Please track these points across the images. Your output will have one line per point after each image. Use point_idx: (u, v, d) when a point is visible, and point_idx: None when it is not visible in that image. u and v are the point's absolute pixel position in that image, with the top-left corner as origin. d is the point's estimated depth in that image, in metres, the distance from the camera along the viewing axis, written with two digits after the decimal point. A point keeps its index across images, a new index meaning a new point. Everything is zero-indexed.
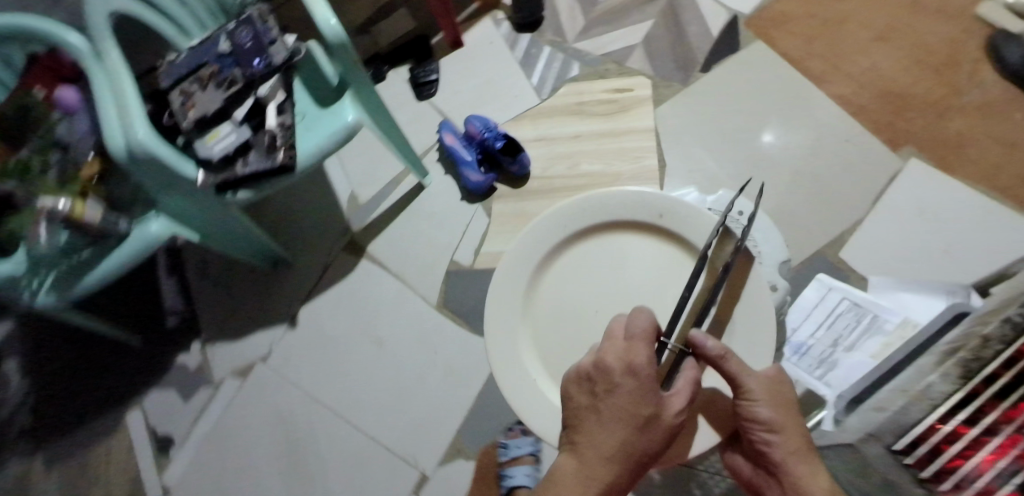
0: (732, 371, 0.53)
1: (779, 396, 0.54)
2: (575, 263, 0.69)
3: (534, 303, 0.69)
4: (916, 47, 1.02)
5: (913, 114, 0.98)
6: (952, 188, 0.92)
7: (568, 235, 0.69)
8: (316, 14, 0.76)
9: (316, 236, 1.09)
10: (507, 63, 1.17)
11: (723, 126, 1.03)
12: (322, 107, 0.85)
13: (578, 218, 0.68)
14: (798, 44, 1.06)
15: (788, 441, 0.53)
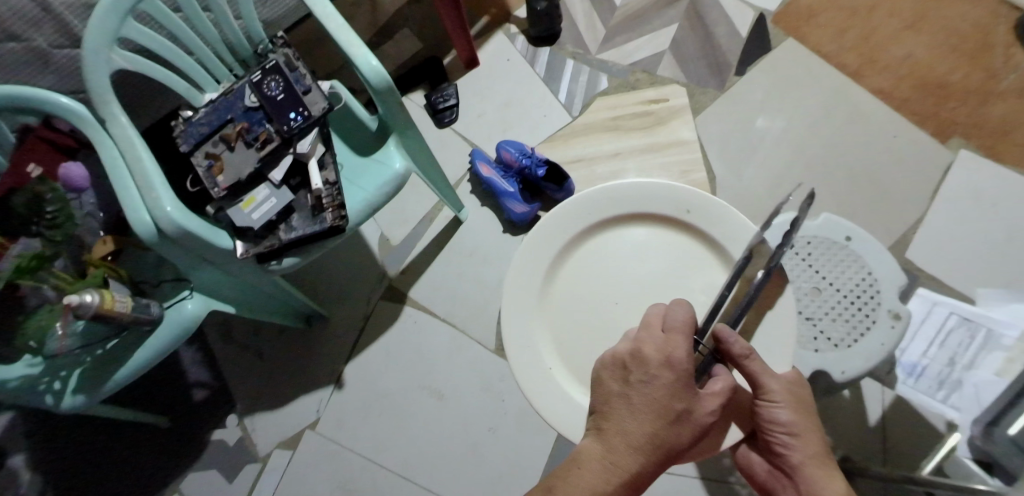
0: (754, 370, 0.52)
1: (796, 398, 0.53)
2: (593, 256, 0.65)
3: (552, 298, 0.65)
4: (948, 31, 1.01)
5: (955, 103, 0.97)
6: (1005, 177, 0.92)
7: (586, 228, 0.65)
8: (355, 55, 0.65)
9: (350, 286, 1.02)
10: (529, 80, 1.10)
11: (766, 129, 1.01)
12: (363, 156, 0.79)
13: (605, 209, 0.65)
14: (828, 38, 1.04)
15: (807, 447, 0.52)
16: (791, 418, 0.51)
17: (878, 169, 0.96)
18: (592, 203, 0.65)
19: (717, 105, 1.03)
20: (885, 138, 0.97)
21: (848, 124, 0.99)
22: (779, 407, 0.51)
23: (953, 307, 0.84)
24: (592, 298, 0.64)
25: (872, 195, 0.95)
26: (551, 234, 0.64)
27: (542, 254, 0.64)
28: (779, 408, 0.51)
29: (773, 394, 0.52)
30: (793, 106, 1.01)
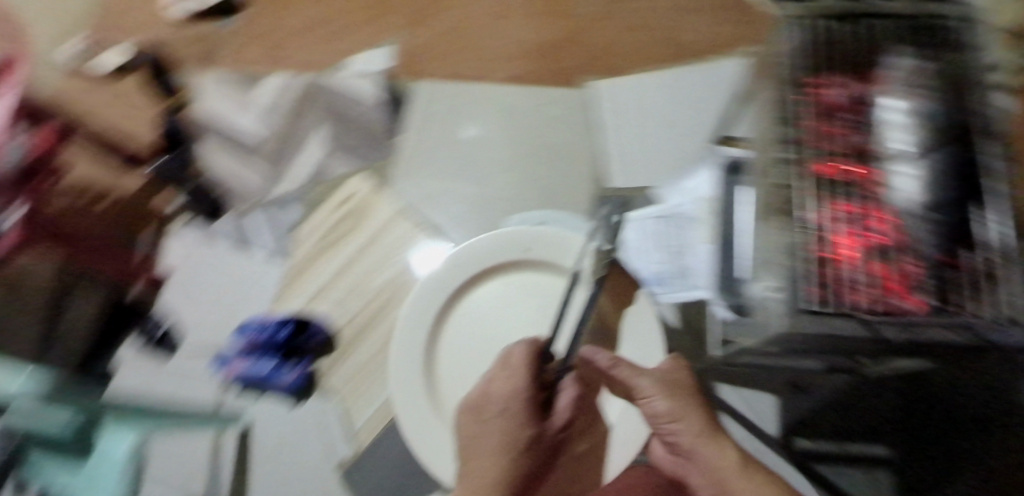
0: (621, 374, 0.76)
1: (681, 389, 0.76)
2: (472, 303, 0.93)
3: (437, 358, 0.91)
4: (584, 13, 1.22)
5: (622, 59, 1.18)
6: (675, 90, 1.13)
7: (472, 273, 0.92)
8: (32, 424, 0.70)
9: (193, 485, 1.05)
10: (224, 259, 1.19)
11: (504, 156, 1.17)
12: (72, 473, 0.71)
13: (488, 255, 0.92)
14: (533, 59, 1.21)
15: (690, 429, 0.74)
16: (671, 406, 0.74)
17: (609, 151, 1.12)
18: (471, 255, 0.91)
19: (456, 155, 1.19)
20: (582, 126, 1.15)
21: (575, 123, 1.16)
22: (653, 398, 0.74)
23: (650, 214, 1.01)
24: (473, 339, 0.92)
25: (621, 170, 1.10)
26: (456, 275, 0.92)
27: (424, 310, 0.90)
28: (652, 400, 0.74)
29: (660, 377, 0.76)
30: (518, 126, 1.18)
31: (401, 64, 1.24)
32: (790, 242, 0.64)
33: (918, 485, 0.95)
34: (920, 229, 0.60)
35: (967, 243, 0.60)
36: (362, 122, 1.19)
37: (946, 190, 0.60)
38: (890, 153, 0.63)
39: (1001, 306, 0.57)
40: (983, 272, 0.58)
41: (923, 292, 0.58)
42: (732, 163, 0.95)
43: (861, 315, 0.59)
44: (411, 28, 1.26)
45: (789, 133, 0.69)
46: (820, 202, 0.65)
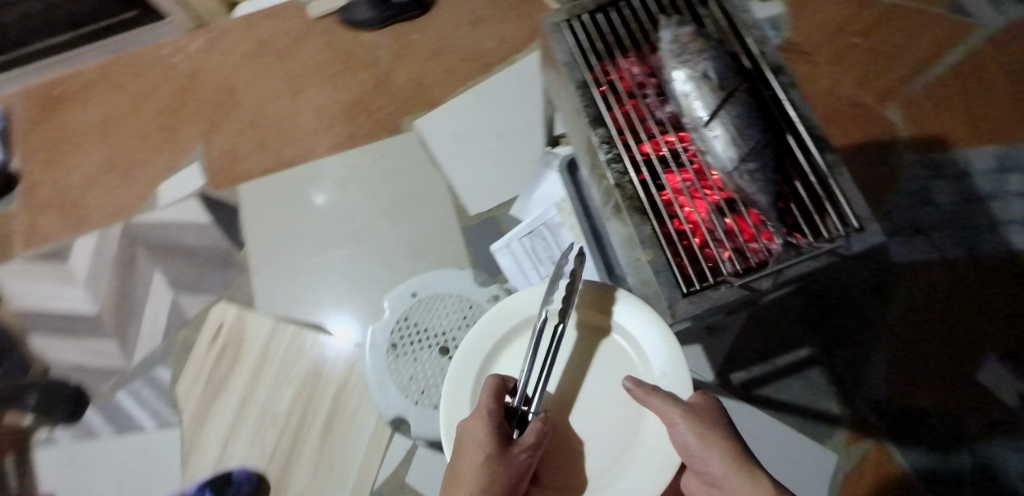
0: (660, 409, 0.51)
1: (711, 424, 0.52)
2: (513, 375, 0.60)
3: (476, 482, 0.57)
4: (366, 58, 1.20)
5: (429, 83, 1.17)
6: (486, 98, 1.15)
7: (505, 336, 0.61)
8: None
9: None
10: (107, 447, 1.02)
11: (357, 225, 1.11)
12: None
13: (506, 320, 0.61)
14: (343, 122, 1.17)
15: (720, 461, 0.51)
16: (700, 446, 0.50)
17: (452, 182, 1.10)
18: (494, 319, 0.60)
19: (308, 242, 1.11)
20: (421, 160, 1.12)
21: (414, 164, 1.12)
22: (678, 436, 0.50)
23: (518, 234, 1.01)
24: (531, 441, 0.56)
25: (471, 195, 1.09)
26: (477, 353, 0.60)
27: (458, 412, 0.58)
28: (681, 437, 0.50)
29: (691, 412, 0.51)
30: (359, 191, 1.12)
31: (210, 175, 1.15)
32: (643, 229, 0.60)
33: (851, 371, 1.01)
34: (752, 181, 0.57)
35: (795, 174, 0.60)
36: (199, 252, 1.11)
37: (757, 140, 0.58)
38: (698, 118, 0.62)
39: (848, 218, 0.56)
40: (820, 194, 0.58)
41: (778, 232, 0.57)
42: (566, 161, 0.91)
43: (737, 276, 0.56)
44: (207, 137, 1.18)
45: (601, 130, 0.66)
46: (654, 185, 0.63)
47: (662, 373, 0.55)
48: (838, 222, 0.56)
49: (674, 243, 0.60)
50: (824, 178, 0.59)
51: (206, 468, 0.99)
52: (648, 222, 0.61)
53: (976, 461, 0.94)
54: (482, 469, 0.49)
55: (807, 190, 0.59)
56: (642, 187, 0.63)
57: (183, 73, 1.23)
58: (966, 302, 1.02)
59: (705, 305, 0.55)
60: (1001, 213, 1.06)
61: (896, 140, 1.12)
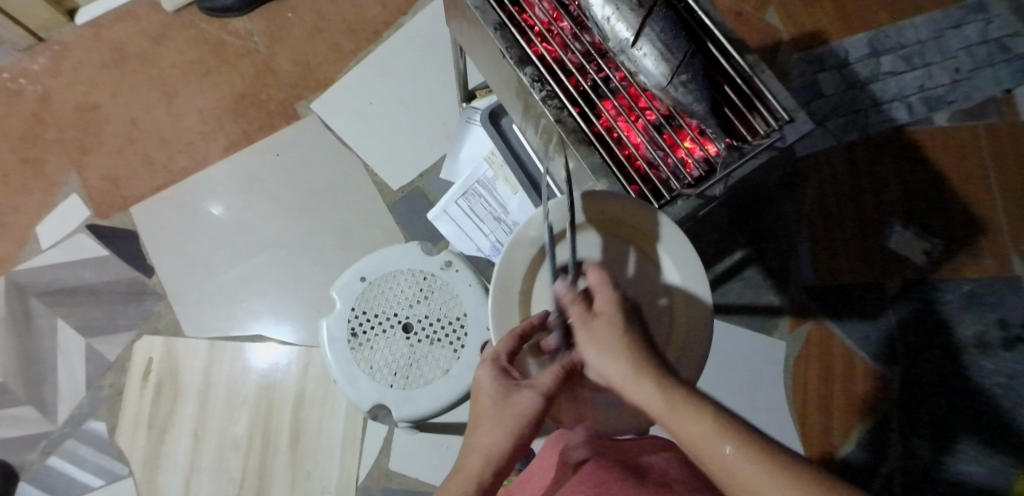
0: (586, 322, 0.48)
1: (613, 332, 0.45)
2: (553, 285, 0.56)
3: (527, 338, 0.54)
4: (242, 47, 1.10)
5: (317, 63, 1.09)
6: (383, 67, 1.09)
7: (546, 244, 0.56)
8: None
9: None
10: None
11: (275, 227, 1.04)
12: None
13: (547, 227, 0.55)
14: (233, 120, 1.08)
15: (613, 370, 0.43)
16: (600, 358, 0.44)
17: (366, 161, 1.05)
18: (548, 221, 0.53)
19: (226, 255, 1.03)
20: (328, 144, 1.06)
21: (321, 151, 1.06)
22: (584, 356, 0.46)
23: (453, 197, 0.96)
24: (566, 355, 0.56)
25: (389, 171, 1.05)
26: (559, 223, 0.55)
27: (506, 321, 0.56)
28: (584, 352, 0.46)
29: (592, 324, 0.46)
30: (268, 190, 1.05)
31: (96, 205, 1.04)
32: (594, 159, 0.59)
33: (782, 263, 1.08)
34: (687, 93, 0.55)
35: (721, 79, 0.60)
36: (104, 290, 1.00)
37: (684, 51, 0.55)
38: (623, 39, 0.57)
39: (777, 111, 0.57)
40: (747, 94, 0.59)
41: (719, 138, 0.57)
42: (489, 112, 0.86)
43: (690, 187, 0.58)
44: (80, 164, 1.06)
45: (528, 69, 0.62)
46: (591, 114, 0.62)
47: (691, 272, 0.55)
48: (769, 118, 0.57)
49: (623, 168, 0.60)
50: (748, 77, 0.59)
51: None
52: (596, 150, 0.60)
53: (898, 319, 1.05)
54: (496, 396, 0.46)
55: (734, 91, 0.60)
56: (581, 119, 0.62)
57: (31, 98, 1.08)
58: (866, 178, 1.11)
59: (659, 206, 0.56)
60: (882, 92, 1.14)
61: (780, 42, 1.17)
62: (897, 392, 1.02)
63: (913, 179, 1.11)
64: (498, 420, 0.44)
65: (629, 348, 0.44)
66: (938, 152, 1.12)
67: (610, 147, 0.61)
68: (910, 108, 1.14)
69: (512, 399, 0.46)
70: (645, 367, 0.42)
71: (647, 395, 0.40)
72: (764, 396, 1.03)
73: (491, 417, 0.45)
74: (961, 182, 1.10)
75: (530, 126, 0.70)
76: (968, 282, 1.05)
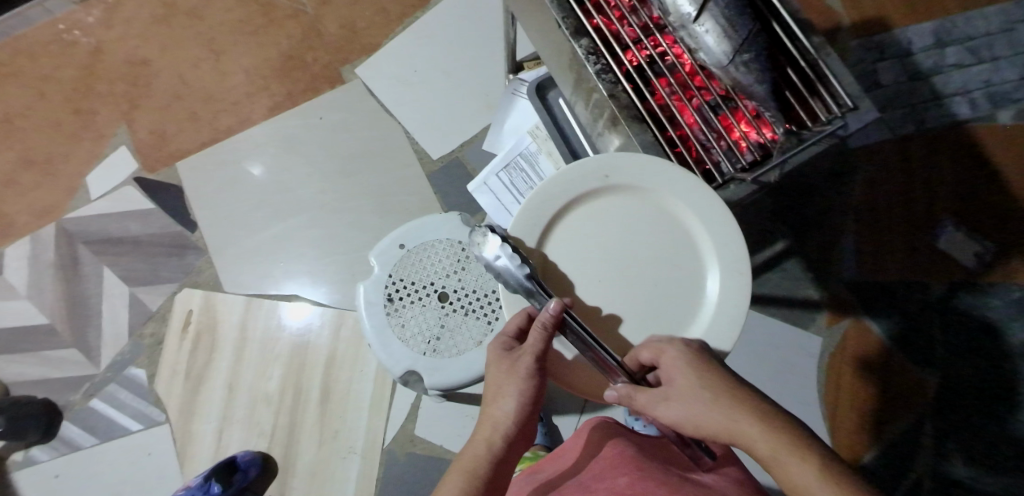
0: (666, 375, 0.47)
1: (697, 389, 0.45)
2: (570, 254, 0.55)
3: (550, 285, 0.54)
4: (289, 7, 1.10)
5: (363, 27, 1.09)
6: (429, 34, 1.08)
7: (554, 218, 0.55)
8: None
9: None
10: (95, 456, 0.97)
11: (315, 189, 1.05)
12: None
13: (553, 204, 0.54)
14: (278, 81, 1.08)
15: (709, 426, 0.45)
16: (693, 413, 0.45)
17: (406, 128, 1.05)
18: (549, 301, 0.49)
19: (265, 215, 1.05)
20: (371, 110, 1.06)
21: (363, 116, 1.06)
22: (675, 421, 0.46)
23: (493, 170, 0.95)
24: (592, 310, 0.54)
25: (429, 139, 1.04)
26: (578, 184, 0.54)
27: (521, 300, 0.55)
28: (676, 419, 0.46)
29: (670, 391, 0.46)
30: (309, 152, 1.06)
31: (143, 158, 1.06)
32: (645, 137, 0.57)
33: (823, 257, 1.05)
34: (748, 73, 0.54)
35: (783, 60, 0.56)
36: (148, 242, 1.03)
37: (749, 29, 0.52)
38: (684, 14, 0.54)
39: (841, 98, 0.54)
40: (810, 78, 0.56)
41: (778, 121, 0.55)
42: (537, 85, 0.85)
43: (744, 171, 0.56)
44: (130, 117, 1.08)
45: (583, 41, 0.59)
46: (646, 90, 0.60)
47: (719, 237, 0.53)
48: (830, 104, 0.54)
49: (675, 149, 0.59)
50: (813, 60, 0.55)
51: (206, 459, 0.96)
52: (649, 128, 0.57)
53: (942, 322, 1.02)
54: (505, 366, 0.51)
55: (797, 75, 0.56)
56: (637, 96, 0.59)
57: (85, 50, 1.10)
58: (921, 174, 1.07)
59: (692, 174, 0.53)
60: (944, 86, 1.09)
61: (839, 27, 1.13)
62: (934, 395, 0.99)
63: (970, 179, 1.06)
64: (503, 386, 0.50)
65: (714, 397, 0.45)
66: (999, 151, 1.06)
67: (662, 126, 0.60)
68: (973, 104, 1.08)
69: (510, 376, 0.50)
70: (745, 414, 0.44)
71: (754, 441, 0.43)
72: (796, 390, 1.01)
73: (498, 381, 0.51)
74: (1022, 184, 1.04)
75: (580, 99, 0.69)
76: (1023, 289, 1.00)
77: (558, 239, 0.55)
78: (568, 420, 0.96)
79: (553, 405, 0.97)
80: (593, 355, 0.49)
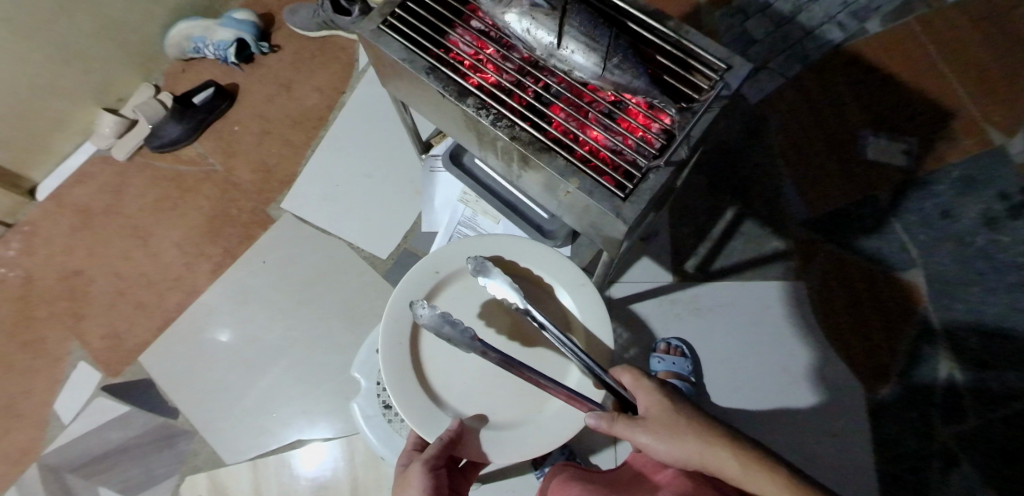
0: (642, 399, 0.53)
1: (668, 417, 0.49)
2: (443, 352, 0.63)
3: (432, 377, 0.63)
4: (198, 171, 1.13)
5: (275, 163, 1.12)
6: (338, 148, 1.12)
7: (415, 328, 0.63)
8: None
9: None
10: None
11: (280, 330, 1.04)
12: None
13: (405, 319, 0.63)
14: (211, 243, 1.09)
15: (681, 451, 0.46)
16: (667, 443, 0.47)
17: (348, 240, 1.07)
18: (535, 314, 0.52)
19: (242, 373, 1.03)
20: (308, 236, 1.08)
21: (303, 244, 1.07)
22: (650, 449, 0.48)
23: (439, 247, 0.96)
24: (480, 387, 0.62)
25: (372, 242, 1.06)
26: (421, 288, 0.64)
27: (421, 414, 0.59)
28: (649, 446, 0.48)
29: (644, 420, 0.49)
30: (264, 297, 1.06)
31: (105, 364, 1.04)
32: (558, 163, 0.54)
33: (771, 207, 1.08)
34: (623, 73, 0.53)
35: (651, 51, 0.57)
36: (135, 445, 1.00)
37: (609, 36, 0.53)
38: (547, 44, 0.55)
39: (713, 64, 0.55)
40: (680, 57, 0.56)
41: (668, 104, 0.53)
42: (450, 155, 0.87)
43: (657, 157, 0.53)
44: (79, 330, 1.06)
45: (470, 100, 0.57)
46: (542, 123, 0.56)
47: (562, 279, 0.64)
48: (707, 72, 0.55)
49: (588, 164, 0.54)
50: (676, 41, 0.56)
51: None
52: (558, 153, 0.54)
53: (902, 223, 1.05)
54: (404, 477, 0.54)
55: (668, 58, 0.57)
56: (538, 129, 0.56)
57: (15, 284, 1.09)
58: (822, 101, 1.13)
59: (604, 200, 0.52)
60: (810, 21, 1.17)
61: (698, 6, 1.21)
62: (928, 292, 1.01)
63: (868, 88, 1.13)
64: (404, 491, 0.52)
65: (686, 425, 0.47)
66: (881, 56, 1.14)
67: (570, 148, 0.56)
68: (841, 26, 1.16)
69: (408, 480, 0.53)
70: (716, 439, 0.45)
71: (726, 465, 0.43)
72: (805, 338, 1.01)
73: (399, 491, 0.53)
74: (912, 76, 1.12)
75: (489, 151, 0.65)
76: (957, 167, 1.06)
77: (424, 337, 0.64)
78: (606, 455, 0.93)
79: (586, 446, 0.94)
80: (563, 395, 0.51)
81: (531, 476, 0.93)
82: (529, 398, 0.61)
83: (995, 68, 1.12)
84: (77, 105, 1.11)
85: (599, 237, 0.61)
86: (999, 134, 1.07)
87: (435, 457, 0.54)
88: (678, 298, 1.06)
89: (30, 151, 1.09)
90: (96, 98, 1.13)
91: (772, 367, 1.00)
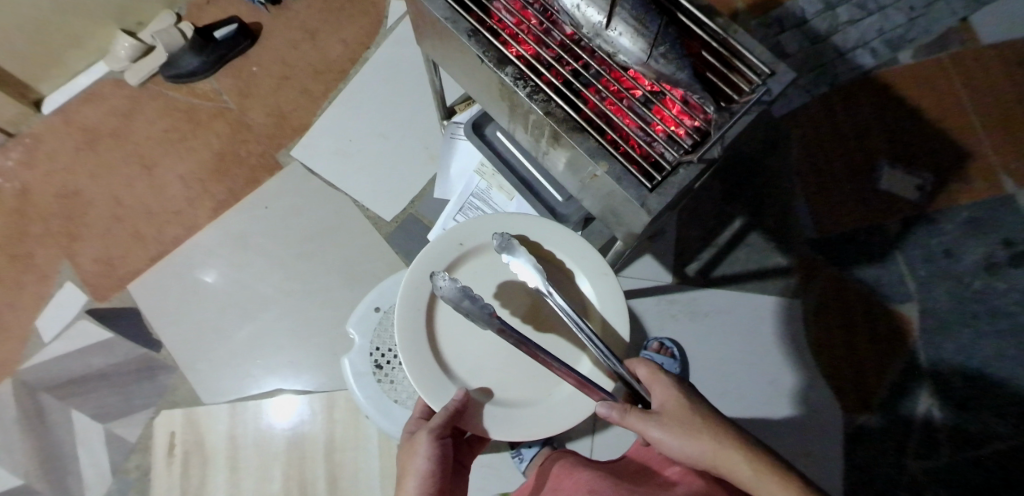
0: (656, 392, 0.52)
1: (685, 414, 0.48)
2: (458, 324, 0.63)
3: (445, 348, 0.62)
4: (211, 107, 1.11)
5: (290, 110, 1.10)
6: (356, 104, 1.10)
7: (431, 298, 0.63)
8: None
9: None
10: None
11: (276, 280, 1.03)
12: None
13: (423, 287, 0.62)
14: (216, 182, 1.07)
15: (694, 449, 0.46)
16: (680, 440, 0.46)
17: (355, 197, 1.05)
18: (555, 295, 0.53)
19: (232, 316, 1.02)
20: (315, 188, 1.06)
21: (309, 196, 1.06)
22: (661, 443, 0.47)
23: (449, 215, 0.95)
24: (491, 363, 0.62)
25: (379, 202, 1.05)
26: (443, 259, 0.63)
27: (432, 382, 0.59)
28: (661, 441, 0.47)
29: (657, 414, 0.49)
30: (264, 244, 1.04)
31: (92, 288, 1.03)
32: (589, 144, 0.53)
33: (780, 223, 1.08)
34: (668, 63, 0.51)
35: (696, 45, 0.56)
36: (115, 373, 0.99)
37: (659, 22, 0.51)
38: (595, 23, 0.53)
39: (757, 68, 0.54)
40: (725, 55, 0.55)
41: (707, 101, 0.52)
42: (473, 125, 0.86)
43: (689, 153, 0.52)
44: (70, 251, 1.05)
45: (509, 68, 0.56)
46: (578, 101, 0.56)
47: (584, 267, 0.64)
48: (750, 75, 0.54)
49: (619, 149, 0.54)
50: (723, 39, 0.56)
51: None
52: (591, 134, 0.53)
53: (905, 256, 1.05)
54: (409, 444, 0.55)
55: (712, 55, 0.56)
56: (574, 108, 0.56)
57: (10, 196, 1.07)
58: (845, 125, 1.13)
59: (631, 188, 0.51)
60: (845, 43, 1.16)
61: (736, 11, 1.19)
62: (920, 328, 1.02)
63: (892, 118, 1.13)
64: (411, 457, 0.53)
65: (700, 424, 0.47)
66: (908, 89, 1.14)
67: (603, 132, 0.55)
68: (874, 52, 1.16)
69: (415, 445, 0.53)
70: (731, 443, 0.45)
71: (741, 470, 0.43)
72: (796, 357, 1.01)
73: (405, 457, 0.53)
74: (936, 113, 1.12)
75: (519, 125, 0.64)
76: (967, 209, 1.06)
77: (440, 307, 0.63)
78: (583, 444, 0.94)
79: (565, 433, 0.95)
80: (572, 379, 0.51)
81: (507, 455, 0.94)
82: (540, 380, 0.61)
83: (1019, 115, 1.12)
84: (95, 23, 1.08)
85: (618, 225, 0.61)
86: (1012, 181, 1.07)
87: (441, 426, 0.54)
88: (677, 300, 1.06)
89: (41, 62, 1.06)
90: (116, 18, 1.10)
91: (759, 379, 1.01)
